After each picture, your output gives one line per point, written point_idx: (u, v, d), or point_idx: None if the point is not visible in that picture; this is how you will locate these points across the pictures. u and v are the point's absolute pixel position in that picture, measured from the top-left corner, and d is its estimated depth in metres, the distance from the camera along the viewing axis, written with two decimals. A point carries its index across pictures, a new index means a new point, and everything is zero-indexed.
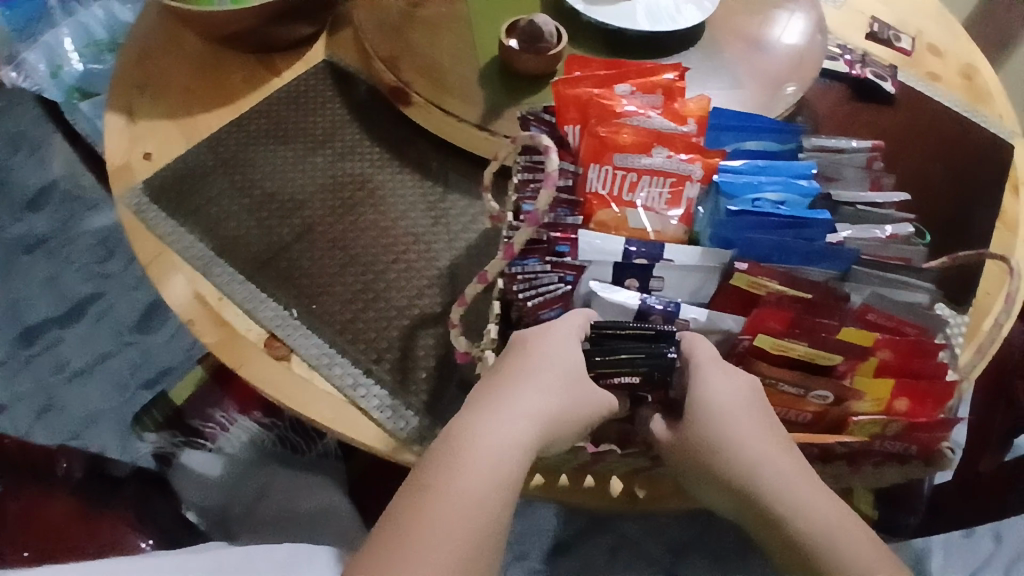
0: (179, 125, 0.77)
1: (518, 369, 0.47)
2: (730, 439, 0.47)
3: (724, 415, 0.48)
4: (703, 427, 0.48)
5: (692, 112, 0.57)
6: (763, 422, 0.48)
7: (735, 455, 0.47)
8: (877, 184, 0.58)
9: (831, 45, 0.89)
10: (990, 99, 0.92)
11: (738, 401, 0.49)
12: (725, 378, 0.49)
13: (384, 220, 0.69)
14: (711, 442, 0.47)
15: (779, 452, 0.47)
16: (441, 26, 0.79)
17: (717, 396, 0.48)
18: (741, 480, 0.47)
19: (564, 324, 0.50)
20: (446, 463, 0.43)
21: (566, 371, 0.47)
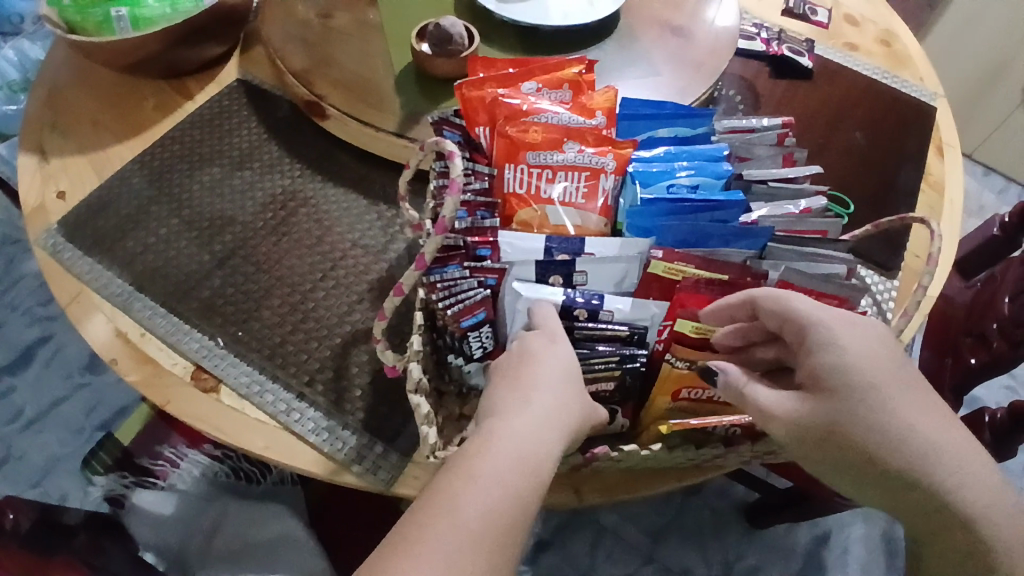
0: (92, 160, 0.75)
1: (530, 373, 0.44)
2: (883, 407, 0.43)
3: (876, 383, 0.43)
4: (850, 396, 0.43)
5: (599, 105, 0.58)
6: (909, 384, 0.44)
7: (890, 415, 0.43)
8: (789, 160, 0.59)
9: (749, 25, 0.91)
10: (906, 62, 0.95)
11: (887, 363, 0.44)
12: (861, 338, 0.44)
13: (319, 232, 0.68)
14: (861, 411, 0.43)
15: (925, 411, 0.44)
16: (353, 38, 0.79)
17: (865, 356, 0.43)
18: (895, 440, 0.43)
19: (558, 327, 0.48)
20: (471, 453, 0.40)
21: (568, 368, 0.45)
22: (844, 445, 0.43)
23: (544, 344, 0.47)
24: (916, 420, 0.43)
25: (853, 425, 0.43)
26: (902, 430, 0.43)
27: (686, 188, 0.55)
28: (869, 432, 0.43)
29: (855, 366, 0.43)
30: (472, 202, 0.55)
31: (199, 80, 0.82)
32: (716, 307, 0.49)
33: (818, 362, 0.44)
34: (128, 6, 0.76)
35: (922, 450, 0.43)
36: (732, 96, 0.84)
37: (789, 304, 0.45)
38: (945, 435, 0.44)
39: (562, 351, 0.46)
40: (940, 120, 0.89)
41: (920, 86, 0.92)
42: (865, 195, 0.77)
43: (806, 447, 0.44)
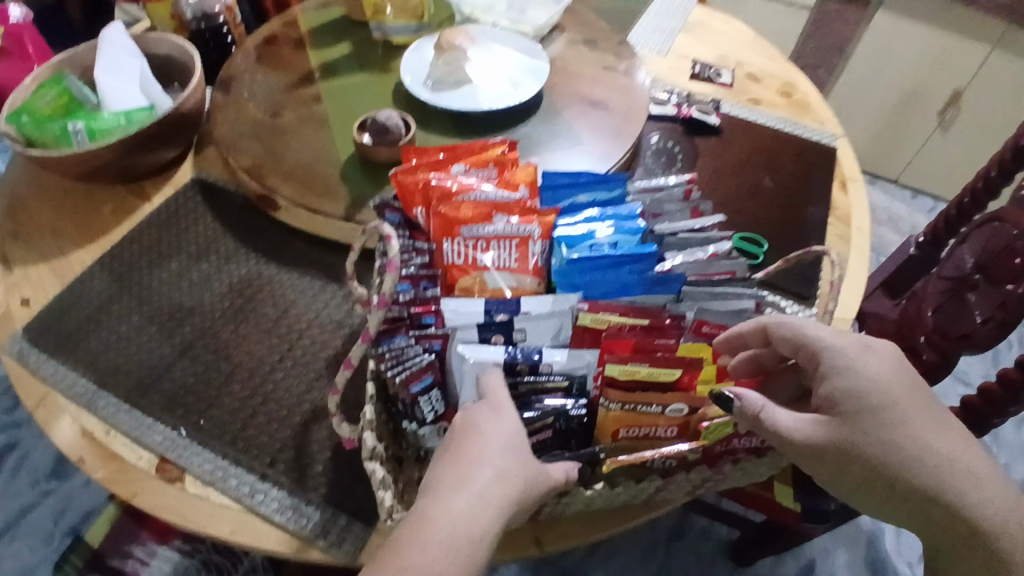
0: (53, 267, 0.78)
1: (473, 451, 0.48)
2: (895, 426, 0.50)
3: (889, 403, 0.50)
4: (864, 416, 0.50)
5: (521, 179, 0.65)
6: (921, 406, 0.51)
7: (903, 433, 0.50)
8: (696, 211, 0.68)
9: (661, 90, 1.02)
10: (807, 109, 1.06)
11: (900, 385, 0.51)
12: (874, 364, 0.51)
13: (278, 311, 0.73)
14: (879, 431, 0.49)
15: (933, 429, 0.51)
16: (299, 134, 0.86)
17: (878, 379, 0.50)
18: (910, 455, 0.50)
19: (501, 394, 0.52)
20: (410, 537, 0.44)
21: (507, 440, 0.49)
22: (862, 464, 0.50)
23: (488, 413, 0.50)
24: (926, 436, 0.50)
25: (866, 443, 0.49)
26: (912, 445, 0.50)
27: (606, 244, 0.61)
28: (882, 449, 0.49)
29: (868, 388, 0.50)
30: (415, 276, 0.61)
31: (156, 182, 0.88)
32: (731, 335, 0.56)
33: (834, 386, 0.51)
34: (85, 120, 0.82)
35: (932, 462, 0.50)
36: (670, 147, 0.94)
37: (803, 331, 0.53)
38: (950, 450, 0.51)
39: (499, 421, 0.50)
40: (841, 157, 0.99)
41: (820, 129, 1.03)
42: (782, 232, 0.84)
43: (822, 465, 0.50)
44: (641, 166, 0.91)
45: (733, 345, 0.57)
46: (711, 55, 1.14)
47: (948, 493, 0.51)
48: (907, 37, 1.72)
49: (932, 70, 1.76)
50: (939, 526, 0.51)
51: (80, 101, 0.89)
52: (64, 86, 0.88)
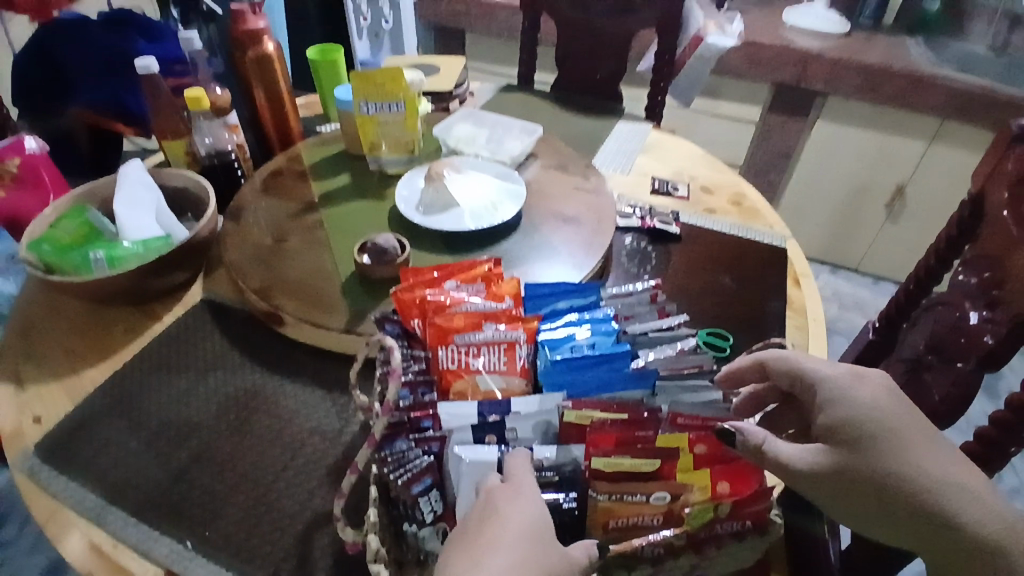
0: (65, 387, 0.83)
1: (499, 532, 0.54)
2: (892, 449, 0.57)
3: (881, 429, 0.58)
4: (859, 441, 0.57)
5: (506, 291, 0.73)
6: (915, 431, 0.58)
7: (898, 457, 0.57)
8: (663, 311, 0.75)
9: (623, 204, 1.19)
10: (756, 215, 1.20)
11: (891, 411, 0.59)
12: (866, 394, 0.60)
13: (281, 419, 0.77)
14: (875, 455, 0.57)
15: (930, 454, 0.58)
16: (302, 256, 0.96)
17: (868, 409, 0.59)
18: (908, 476, 0.56)
19: (524, 482, 0.57)
20: None
21: (530, 524, 0.54)
22: (862, 486, 0.56)
23: (511, 497, 0.56)
24: (922, 459, 0.57)
25: (863, 465, 0.57)
26: (911, 467, 0.56)
27: (585, 344, 0.69)
28: (882, 469, 0.56)
29: (861, 416, 0.59)
30: (414, 381, 0.66)
31: (166, 303, 0.96)
32: (732, 371, 0.69)
33: (831, 414, 0.60)
34: (106, 249, 0.89)
35: (932, 484, 0.56)
36: (644, 248, 1.08)
37: (797, 366, 0.65)
38: (950, 472, 0.57)
39: (519, 510, 0.55)
40: (791, 256, 1.10)
41: (769, 232, 1.15)
42: (743, 325, 0.93)
43: (827, 489, 0.58)
44: (612, 273, 1.02)
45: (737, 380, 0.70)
46: (667, 172, 1.31)
47: (953, 514, 0.56)
48: (848, 141, 2.05)
49: (871, 170, 2.09)
50: (953, 549, 0.55)
51: (99, 231, 0.95)
52: (86, 218, 0.95)
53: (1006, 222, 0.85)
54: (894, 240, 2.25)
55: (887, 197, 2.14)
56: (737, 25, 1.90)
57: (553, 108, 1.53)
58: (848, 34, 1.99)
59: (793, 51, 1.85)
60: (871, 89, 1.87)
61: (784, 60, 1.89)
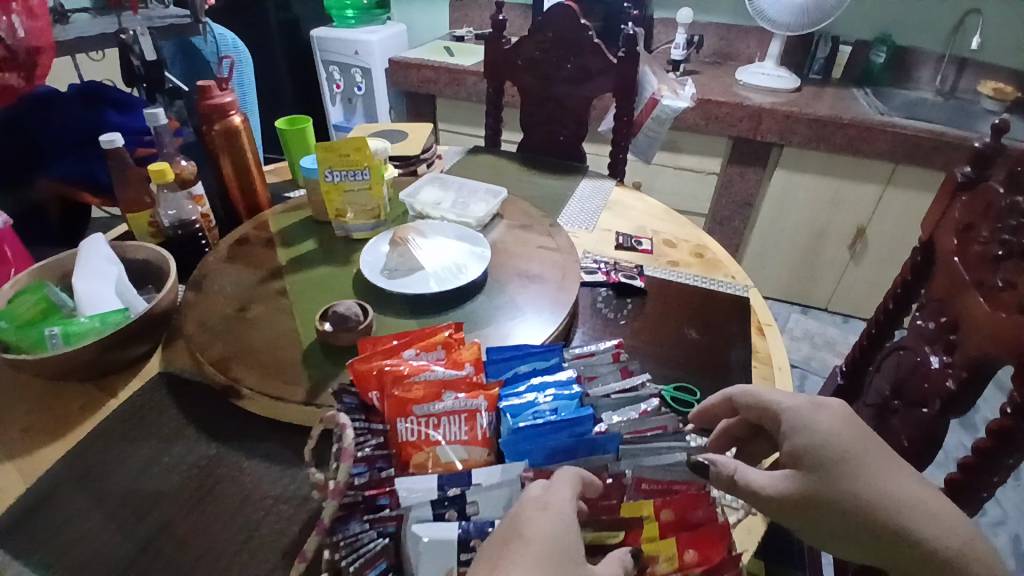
0: (17, 468, 0.79)
1: (538, 528, 0.52)
2: (854, 474, 0.58)
3: (843, 454, 0.58)
4: (824, 467, 0.58)
5: (466, 357, 0.71)
6: (875, 455, 0.60)
7: (862, 480, 0.58)
8: (626, 370, 0.75)
9: (588, 260, 1.21)
10: (719, 266, 1.22)
11: (851, 436, 0.60)
12: (826, 421, 0.61)
13: (240, 496, 0.74)
14: (840, 480, 0.57)
15: (892, 477, 0.59)
16: (264, 323, 0.95)
17: (831, 435, 0.60)
18: (871, 499, 0.57)
19: (558, 500, 0.55)
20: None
21: (567, 526, 0.53)
22: (832, 511, 0.57)
23: (539, 516, 0.53)
24: (883, 481, 0.58)
25: (830, 490, 0.57)
26: (873, 491, 0.57)
27: (548, 410, 0.67)
28: (847, 492, 0.57)
29: (824, 442, 0.60)
30: (370, 456, 0.65)
31: (124, 377, 0.92)
32: (703, 409, 0.74)
33: (796, 443, 0.61)
34: (62, 325, 0.86)
35: (896, 505, 0.57)
36: (616, 298, 1.11)
37: (761, 398, 0.67)
38: (912, 494, 0.58)
39: (551, 528, 0.52)
40: (755, 306, 1.12)
41: (733, 282, 1.17)
42: (710, 377, 0.93)
43: (798, 518, 0.58)
44: (579, 330, 1.02)
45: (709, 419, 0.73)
46: (630, 227, 1.34)
47: (917, 533, 0.57)
48: (803, 189, 2.13)
49: (831, 215, 2.16)
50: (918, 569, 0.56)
51: (57, 305, 0.91)
52: (44, 294, 0.90)
53: (956, 267, 0.87)
54: (859, 279, 2.31)
55: (849, 240, 2.21)
56: (689, 89, 1.97)
57: (519, 169, 1.58)
58: (797, 90, 2.10)
59: (746, 107, 1.95)
60: (824, 139, 1.96)
61: (738, 115, 1.98)
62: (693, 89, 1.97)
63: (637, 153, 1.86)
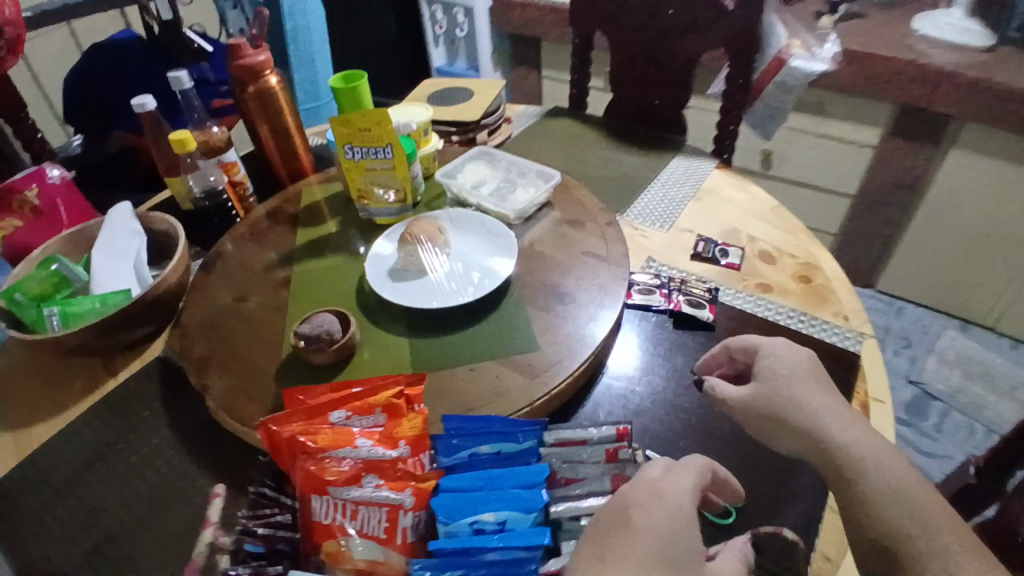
0: (11, 441, 0.77)
1: (666, 488, 0.52)
2: (804, 398, 0.63)
3: (797, 378, 0.64)
4: (781, 384, 0.64)
5: (404, 433, 0.56)
6: (832, 395, 0.64)
7: (811, 405, 0.62)
8: (619, 478, 0.56)
9: (648, 272, 0.97)
10: (828, 298, 0.91)
11: (810, 373, 0.65)
12: (793, 356, 0.67)
13: (186, 519, 0.67)
14: (793, 399, 0.63)
15: (850, 419, 0.61)
16: (260, 319, 0.86)
17: (791, 365, 0.66)
18: (817, 428, 0.60)
19: (675, 493, 0.51)
20: (616, 535, 0.48)
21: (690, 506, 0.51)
22: (782, 422, 0.62)
23: (651, 506, 0.50)
24: (833, 413, 0.61)
25: (783, 404, 0.63)
26: (824, 420, 0.61)
27: (490, 527, 0.52)
28: (798, 410, 0.62)
29: (784, 369, 0.66)
30: (271, 535, 0.55)
31: (126, 357, 0.88)
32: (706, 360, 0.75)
33: (765, 368, 0.67)
34: (61, 305, 0.82)
35: (845, 440, 0.59)
36: (670, 329, 0.88)
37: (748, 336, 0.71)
38: (867, 438, 0.59)
39: (665, 523, 0.49)
40: (866, 366, 0.81)
41: (841, 326, 0.86)
42: (768, 470, 0.68)
43: (758, 422, 0.65)
44: (610, 371, 0.81)
45: (710, 369, 0.75)
46: (717, 229, 1.06)
47: (862, 462, 0.57)
48: (985, 179, 1.60)
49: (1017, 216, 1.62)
50: (865, 506, 0.55)
51: (70, 280, 0.88)
52: (53, 269, 0.86)
53: None
54: None
55: None
56: (831, 48, 1.56)
57: (598, 139, 1.33)
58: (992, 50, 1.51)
59: (921, 66, 1.46)
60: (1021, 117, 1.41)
61: (907, 75, 1.50)
62: (836, 48, 1.55)
63: (754, 125, 1.78)
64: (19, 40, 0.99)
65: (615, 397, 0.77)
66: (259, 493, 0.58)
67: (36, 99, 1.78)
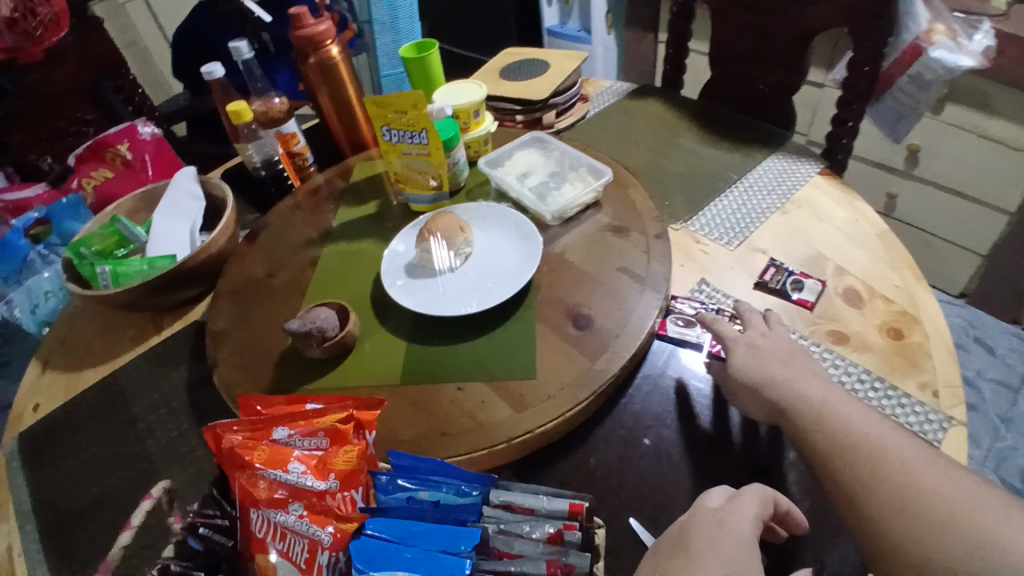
0: (67, 381, 0.87)
1: (729, 519, 0.55)
2: (767, 364, 0.68)
3: (760, 344, 0.71)
4: (750, 349, 0.70)
5: (336, 466, 0.52)
6: (794, 358, 0.69)
7: (774, 372, 0.67)
8: (554, 566, 0.48)
9: (695, 299, 0.84)
10: (917, 363, 0.73)
11: (774, 350, 0.70)
12: (764, 335, 0.73)
13: (179, 485, 0.70)
14: (758, 363, 0.68)
15: (808, 377, 0.66)
16: (284, 296, 0.87)
17: (753, 335, 0.72)
18: (770, 393, 0.65)
19: (736, 521, 0.54)
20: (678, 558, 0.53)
21: (750, 535, 0.53)
22: (753, 387, 0.67)
23: (711, 531, 0.54)
24: (787, 371, 0.66)
25: (747, 362, 0.69)
26: (787, 377, 0.66)
27: None
28: (763, 378, 0.66)
29: (754, 345, 0.71)
30: (208, 538, 0.54)
31: (173, 316, 0.94)
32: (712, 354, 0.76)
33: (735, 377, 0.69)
34: (113, 264, 0.88)
35: (797, 394, 0.64)
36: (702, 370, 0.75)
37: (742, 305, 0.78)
38: (824, 395, 0.63)
39: (727, 549, 0.52)
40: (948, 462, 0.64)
41: (925, 404, 0.69)
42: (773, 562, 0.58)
43: (749, 400, 0.67)
44: (620, 409, 0.72)
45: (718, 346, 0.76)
46: (798, 253, 0.89)
47: (817, 407, 0.62)
48: None
49: None
50: (831, 453, 0.58)
51: (130, 240, 0.96)
52: (114, 228, 0.95)
53: None
54: None
55: None
56: (983, 41, 1.33)
57: (682, 124, 1.17)
58: None
59: None
60: None
61: None
62: (989, 42, 1.32)
63: (878, 123, 1.51)
64: (59, 18, 1.18)
65: (615, 443, 0.69)
66: (210, 493, 0.58)
67: (161, 53, 2.04)
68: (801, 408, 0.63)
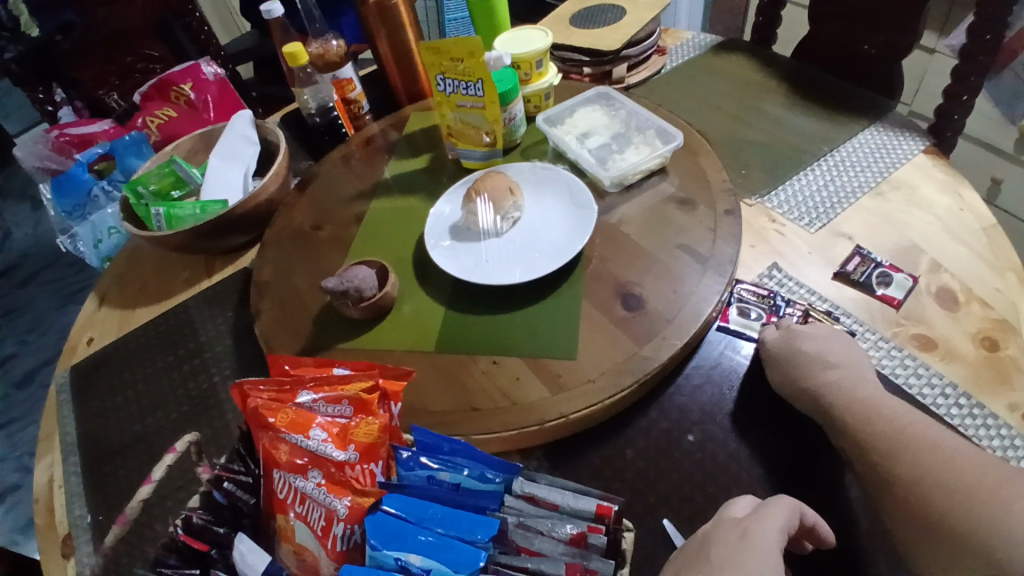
0: (120, 317, 0.90)
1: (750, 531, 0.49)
2: (817, 352, 0.64)
3: (816, 334, 0.66)
4: (806, 338, 0.66)
5: (357, 438, 0.51)
6: (848, 347, 0.65)
7: (825, 363, 0.63)
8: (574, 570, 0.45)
9: (764, 286, 0.76)
10: (1011, 381, 0.63)
11: (832, 349, 0.65)
12: (818, 329, 0.67)
13: (211, 432, 0.71)
14: (807, 349, 0.64)
15: (859, 370, 0.63)
16: (329, 249, 0.86)
17: (808, 328, 0.68)
18: (814, 385, 0.62)
19: (760, 532, 0.49)
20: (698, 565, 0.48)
21: (773, 547, 0.48)
22: (801, 377, 0.62)
23: (732, 542, 0.49)
24: (833, 365, 0.63)
25: (796, 348, 0.65)
26: (835, 370, 0.63)
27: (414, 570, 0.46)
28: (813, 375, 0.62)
29: (806, 335, 0.66)
30: (231, 494, 0.54)
31: (225, 261, 0.95)
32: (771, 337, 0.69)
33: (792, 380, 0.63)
34: (167, 206, 0.89)
35: (842, 384, 0.61)
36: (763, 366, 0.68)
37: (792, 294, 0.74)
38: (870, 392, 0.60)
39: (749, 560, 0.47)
40: None
41: (1011, 428, 0.60)
42: None
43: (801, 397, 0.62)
44: (664, 401, 0.67)
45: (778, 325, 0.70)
46: (890, 242, 0.78)
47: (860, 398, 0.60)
48: None
49: None
50: (877, 446, 0.56)
51: (185, 182, 0.97)
52: (171, 168, 0.96)
53: None
54: None
55: None
56: None
57: (770, 86, 1.04)
58: None
59: None
60: None
61: None
62: None
63: None
64: None
65: (655, 436, 0.64)
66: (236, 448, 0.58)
67: None
68: (848, 412, 0.59)
